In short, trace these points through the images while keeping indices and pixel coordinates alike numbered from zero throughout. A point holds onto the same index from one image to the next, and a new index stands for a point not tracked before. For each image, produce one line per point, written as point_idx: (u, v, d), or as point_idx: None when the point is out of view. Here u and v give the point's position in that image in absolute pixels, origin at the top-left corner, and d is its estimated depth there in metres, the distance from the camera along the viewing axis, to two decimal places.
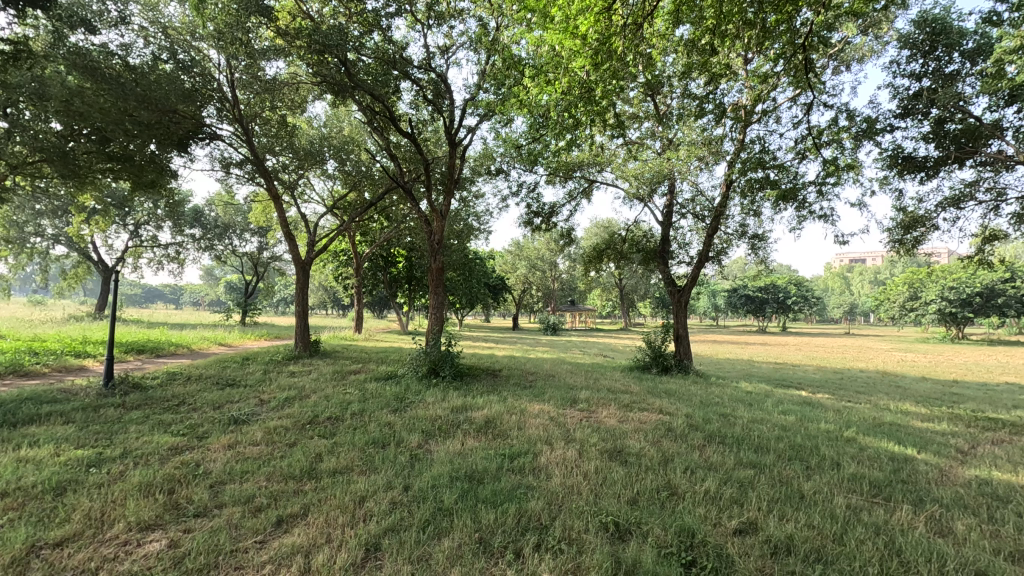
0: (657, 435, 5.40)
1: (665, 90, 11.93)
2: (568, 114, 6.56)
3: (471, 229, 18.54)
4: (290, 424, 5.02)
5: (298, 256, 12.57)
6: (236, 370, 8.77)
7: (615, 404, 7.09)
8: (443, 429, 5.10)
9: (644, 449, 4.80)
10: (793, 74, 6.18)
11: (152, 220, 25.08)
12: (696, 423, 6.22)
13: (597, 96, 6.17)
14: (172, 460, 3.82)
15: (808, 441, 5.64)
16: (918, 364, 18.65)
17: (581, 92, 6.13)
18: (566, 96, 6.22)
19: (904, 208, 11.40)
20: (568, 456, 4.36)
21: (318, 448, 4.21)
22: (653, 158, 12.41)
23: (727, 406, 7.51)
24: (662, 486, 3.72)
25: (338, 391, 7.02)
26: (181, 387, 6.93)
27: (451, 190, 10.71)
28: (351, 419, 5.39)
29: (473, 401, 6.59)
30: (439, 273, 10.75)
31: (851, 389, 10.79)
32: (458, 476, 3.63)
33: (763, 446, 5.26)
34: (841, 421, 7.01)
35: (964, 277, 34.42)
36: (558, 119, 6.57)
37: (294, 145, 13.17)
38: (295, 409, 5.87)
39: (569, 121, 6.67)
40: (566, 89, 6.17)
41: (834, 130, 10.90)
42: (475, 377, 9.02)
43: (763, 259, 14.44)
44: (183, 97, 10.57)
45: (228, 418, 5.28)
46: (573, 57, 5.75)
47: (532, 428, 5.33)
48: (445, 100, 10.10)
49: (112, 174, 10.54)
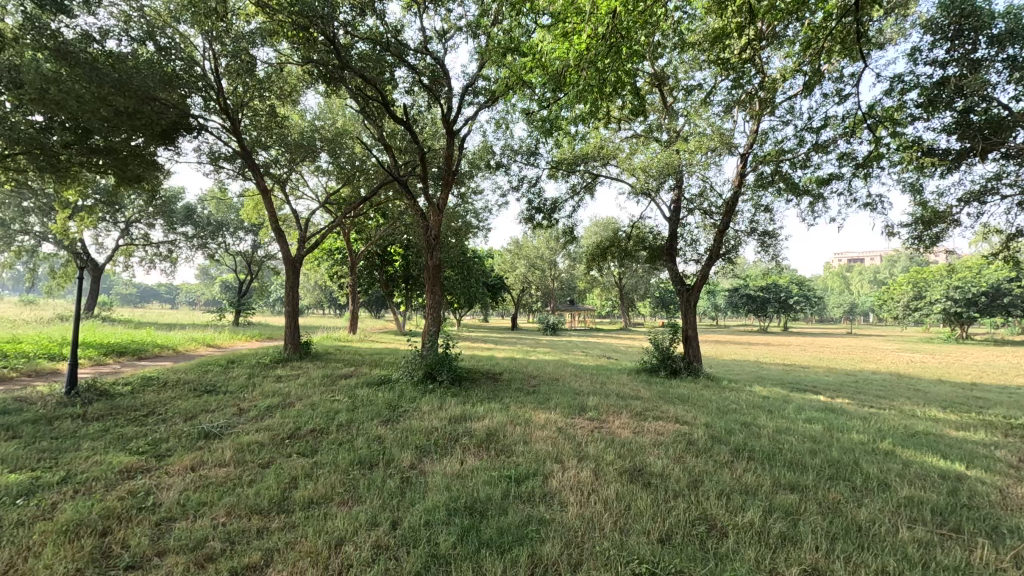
0: (678, 449, 4.85)
1: (673, 80, 11.49)
2: (594, 77, 5.57)
3: (470, 227, 17.97)
4: (266, 439, 4.44)
5: (287, 253, 11.92)
6: (217, 374, 8.16)
7: (626, 412, 6.53)
8: (439, 444, 4.54)
9: (668, 466, 4.26)
10: (839, 40, 5.49)
11: (143, 218, 24.48)
12: (718, 434, 5.67)
13: (621, 52, 5.38)
14: (118, 487, 3.24)
15: (843, 454, 5.10)
16: (930, 365, 18.05)
17: (606, 47, 5.23)
18: (588, 53, 5.28)
19: (925, 202, 10.82)
20: (583, 478, 3.80)
21: (294, 471, 3.64)
22: (661, 149, 11.79)
23: (746, 414, 6.97)
24: (696, 518, 3.15)
25: (326, 398, 6.45)
26: (154, 395, 6.33)
27: (449, 183, 10.12)
28: (336, 432, 4.81)
29: (473, 409, 6.03)
30: (436, 271, 10.18)
31: (870, 394, 10.22)
32: (457, 508, 3.06)
33: (796, 462, 4.71)
34: (871, 430, 6.46)
35: (969, 276, 33.97)
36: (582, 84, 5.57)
37: (284, 138, 12.57)
38: (276, 419, 5.30)
39: (594, 83, 5.69)
40: (588, 45, 5.24)
41: (851, 121, 10.38)
42: (474, 382, 8.44)
43: (775, 257, 13.85)
44: (164, 83, 10.00)
45: (198, 432, 4.71)
46: (598, 4, 4.86)
47: (539, 443, 4.77)
48: (442, 87, 9.49)
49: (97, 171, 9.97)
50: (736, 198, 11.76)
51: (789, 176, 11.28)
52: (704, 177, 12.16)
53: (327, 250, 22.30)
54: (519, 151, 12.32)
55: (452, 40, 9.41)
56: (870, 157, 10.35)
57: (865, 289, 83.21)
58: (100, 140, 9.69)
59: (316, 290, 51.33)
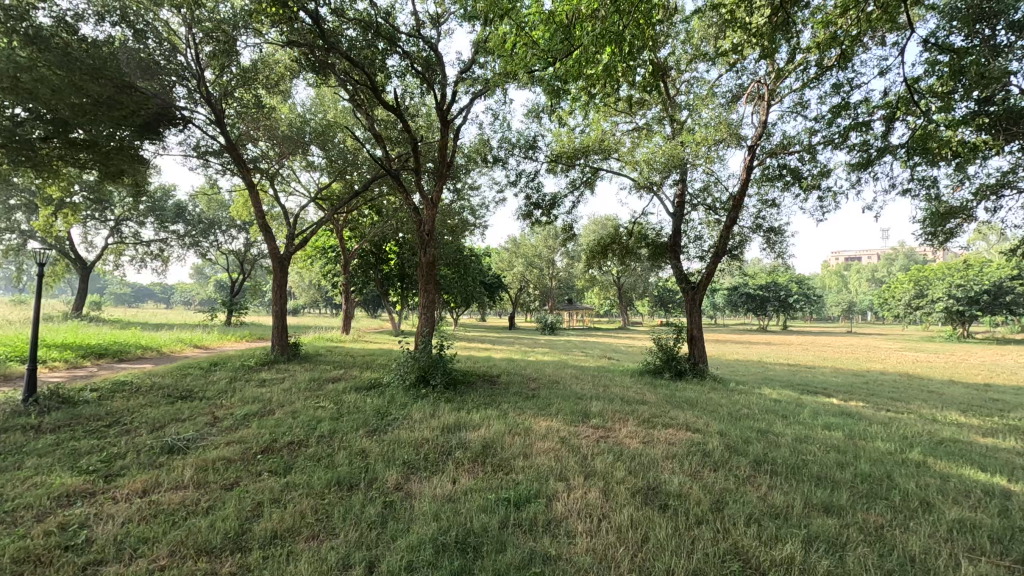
0: (693, 462, 4.41)
1: (676, 69, 11.09)
2: (615, 20, 4.88)
3: (466, 224, 17.49)
4: (235, 455, 3.97)
5: (275, 250, 11.42)
6: (196, 378, 7.67)
7: (633, 419, 6.07)
8: (429, 459, 4.07)
9: (685, 484, 3.81)
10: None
11: (133, 216, 23.93)
12: (734, 443, 5.23)
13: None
14: (50, 517, 2.77)
15: (873, 466, 4.67)
16: (938, 365, 17.66)
17: None
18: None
19: (939, 197, 10.36)
20: (593, 501, 3.35)
21: (261, 494, 3.17)
22: (665, 141, 11.33)
23: (760, 420, 6.52)
24: (727, 553, 2.70)
25: (309, 405, 5.98)
26: (123, 402, 5.85)
27: (443, 174, 9.63)
28: (316, 445, 4.33)
29: (468, 417, 5.56)
30: (430, 268, 9.69)
31: (885, 396, 9.80)
32: (448, 544, 2.61)
33: (824, 477, 4.26)
34: (896, 438, 6.02)
35: (971, 275, 33.65)
36: (603, 23, 4.81)
37: (272, 131, 12.07)
38: (252, 430, 4.83)
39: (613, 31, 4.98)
40: None
41: (862, 111, 9.95)
42: (470, 386, 7.99)
43: (780, 254, 13.41)
44: (143, 69, 9.47)
45: (161, 445, 4.23)
46: None
47: (540, 456, 4.30)
48: (436, 74, 9.02)
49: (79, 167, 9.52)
50: (742, 192, 11.32)
51: (798, 169, 10.85)
52: (709, 171, 11.73)
53: (321, 249, 21.80)
54: (518, 144, 11.87)
55: (446, 24, 8.94)
56: (882, 150, 9.90)
57: (863, 288, 83.01)
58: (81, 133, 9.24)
59: (312, 290, 50.76)
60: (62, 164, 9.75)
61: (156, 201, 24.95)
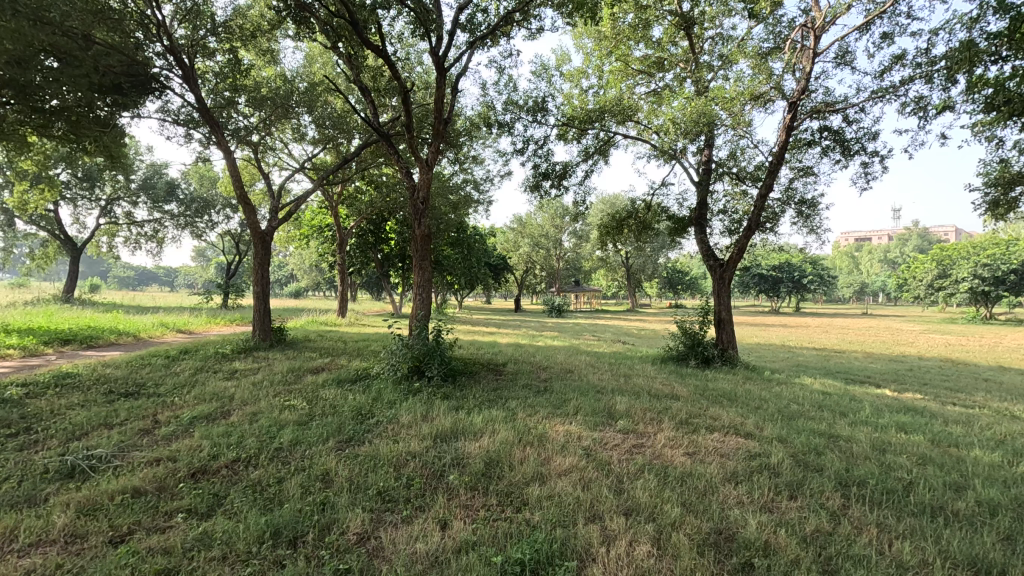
0: (762, 487, 3.34)
1: (704, 15, 9.93)
2: None
3: (470, 199, 16.30)
4: (148, 484, 2.91)
5: (256, 226, 10.21)
6: (156, 370, 6.62)
7: (669, 421, 4.99)
8: (412, 488, 3.02)
9: (765, 526, 2.75)
10: None
11: (123, 194, 22.84)
12: (802, 455, 4.15)
13: None
14: None
15: (993, 487, 3.59)
16: (975, 349, 16.43)
17: None
18: None
19: (1002, 161, 9.02)
20: (644, 564, 2.29)
21: (150, 560, 2.12)
22: (690, 100, 10.01)
23: (818, 420, 5.44)
24: None
25: (276, 405, 4.93)
26: (48, 402, 4.82)
27: (441, 135, 8.48)
28: (266, 467, 3.28)
29: (467, 420, 4.49)
30: (425, 242, 8.57)
31: (941, 386, 8.73)
32: None
33: (941, 509, 3.19)
34: (993, 444, 4.91)
35: (998, 254, 32.06)
36: None
37: (253, 92, 10.90)
38: (191, 441, 3.78)
39: None
40: None
41: (920, 62, 8.70)
42: (471, 377, 6.96)
43: (813, 230, 12.20)
44: (95, 15, 8.18)
45: (54, 469, 3.17)
46: None
47: (560, 480, 3.24)
48: (434, 21, 7.84)
49: (59, 142, 8.87)
50: (777, 159, 10.12)
51: (840, 132, 9.62)
52: (738, 136, 10.55)
53: (317, 228, 20.65)
54: (526, 107, 10.67)
55: None
56: (941, 105, 8.67)
57: (877, 269, 81.19)
58: (55, 101, 8.42)
59: (314, 273, 49.53)
60: (28, 132, 8.76)
61: (147, 179, 23.86)
